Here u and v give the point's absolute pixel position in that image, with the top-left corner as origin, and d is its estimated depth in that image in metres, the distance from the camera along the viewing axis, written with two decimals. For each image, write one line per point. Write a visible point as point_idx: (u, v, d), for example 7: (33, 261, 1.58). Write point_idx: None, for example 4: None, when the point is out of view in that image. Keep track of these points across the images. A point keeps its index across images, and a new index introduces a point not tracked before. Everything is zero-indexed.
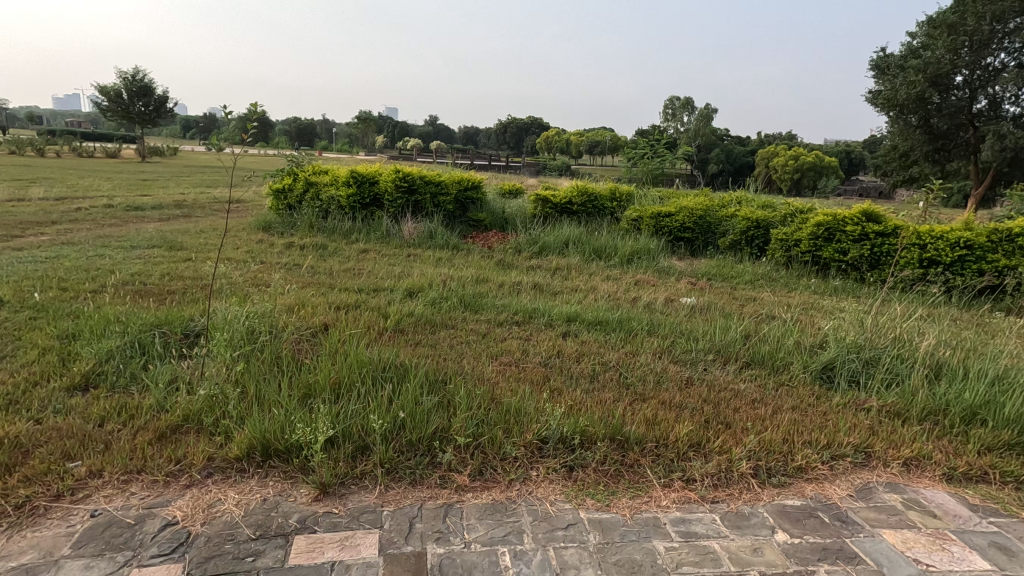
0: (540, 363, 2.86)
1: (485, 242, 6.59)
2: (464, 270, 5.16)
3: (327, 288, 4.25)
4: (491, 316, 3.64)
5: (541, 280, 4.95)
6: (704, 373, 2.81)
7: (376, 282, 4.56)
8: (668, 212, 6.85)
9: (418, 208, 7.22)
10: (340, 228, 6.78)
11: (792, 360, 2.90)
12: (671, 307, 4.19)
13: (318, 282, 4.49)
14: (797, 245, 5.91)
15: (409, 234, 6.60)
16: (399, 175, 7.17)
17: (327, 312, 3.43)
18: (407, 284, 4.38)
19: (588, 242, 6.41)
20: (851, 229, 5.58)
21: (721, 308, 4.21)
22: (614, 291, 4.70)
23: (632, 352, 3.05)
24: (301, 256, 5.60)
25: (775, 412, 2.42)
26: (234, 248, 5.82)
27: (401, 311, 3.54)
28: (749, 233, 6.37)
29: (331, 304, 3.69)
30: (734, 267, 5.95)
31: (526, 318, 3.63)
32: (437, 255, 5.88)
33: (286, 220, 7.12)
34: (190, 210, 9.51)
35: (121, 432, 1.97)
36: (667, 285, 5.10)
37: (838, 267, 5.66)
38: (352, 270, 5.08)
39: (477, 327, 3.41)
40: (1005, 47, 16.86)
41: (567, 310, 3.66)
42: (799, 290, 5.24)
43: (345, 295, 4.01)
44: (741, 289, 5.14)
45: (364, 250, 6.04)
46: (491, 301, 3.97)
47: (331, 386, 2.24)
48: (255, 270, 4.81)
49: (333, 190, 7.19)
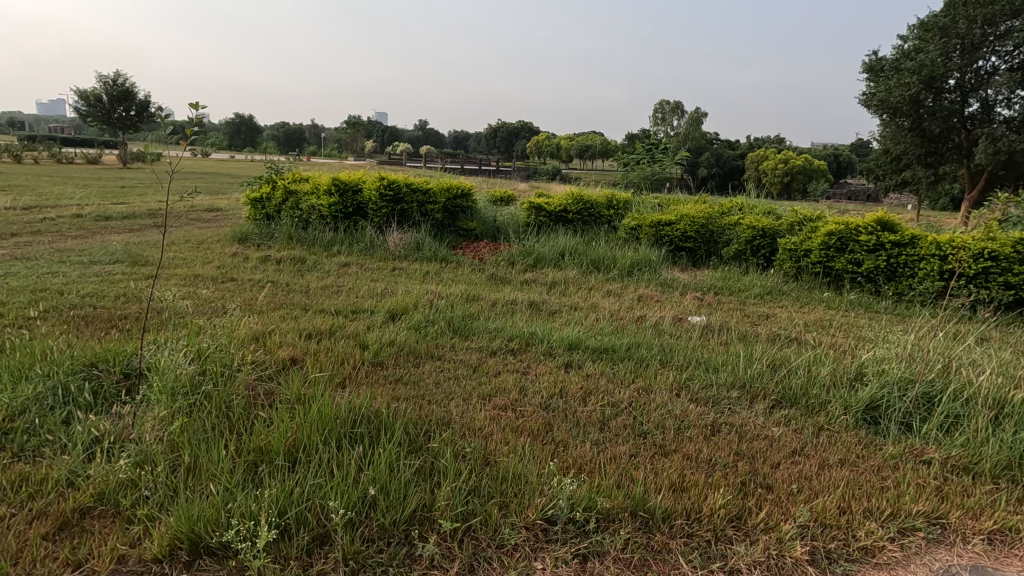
0: (541, 405, 2.46)
1: (476, 253, 6.20)
2: (453, 287, 4.76)
3: (301, 311, 3.83)
4: (483, 343, 3.24)
5: (537, 297, 4.56)
6: (731, 416, 2.43)
7: (356, 303, 4.15)
8: (669, 220, 6.51)
9: (405, 217, 6.81)
10: (321, 239, 6.35)
11: (829, 397, 2.53)
12: (681, 329, 3.81)
13: (291, 303, 4.07)
14: (807, 255, 5.57)
15: (395, 246, 6.19)
16: (384, 182, 6.76)
17: (296, 342, 3.01)
18: (390, 305, 3.97)
19: (585, 253, 6.04)
20: (865, 238, 5.25)
21: (736, 329, 3.84)
22: (616, 309, 4.32)
23: (646, 389, 2.66)
24: (276, 272, 5.17)
25: (822, 468, 2.03)
26: (204, 264, 5.38)
27: (381, 340, 3.14)
28: (755, 242, 6.03)
29: (302, 331, 3.27)
30: (741, 279, 5.60)
31: (522, 346, 3.24)
32: (424, 269, 5.47)
33: (263, 231, 6.69)
34: (164, 220, 9.03)
35: (12, 520, 1.54)
36: (672, 301, 4.73)
37: (851, 279, 5.32)
38: (331, 288, 4.66)
39: (467, 358, 3.01)
40: (996, 50, 16.70)
41: (568, 335, 3.27)
42: (813, 306, 4.90)
43: (320, 320, 3.59)
44: (752, 306, 4.78)
45: (345, 265, 5.61)
46: (483, 325, 3.57)
47: (288, 450, 1.82)
48: (224, 289, 4.39)
49: (313, 198, 6.76)
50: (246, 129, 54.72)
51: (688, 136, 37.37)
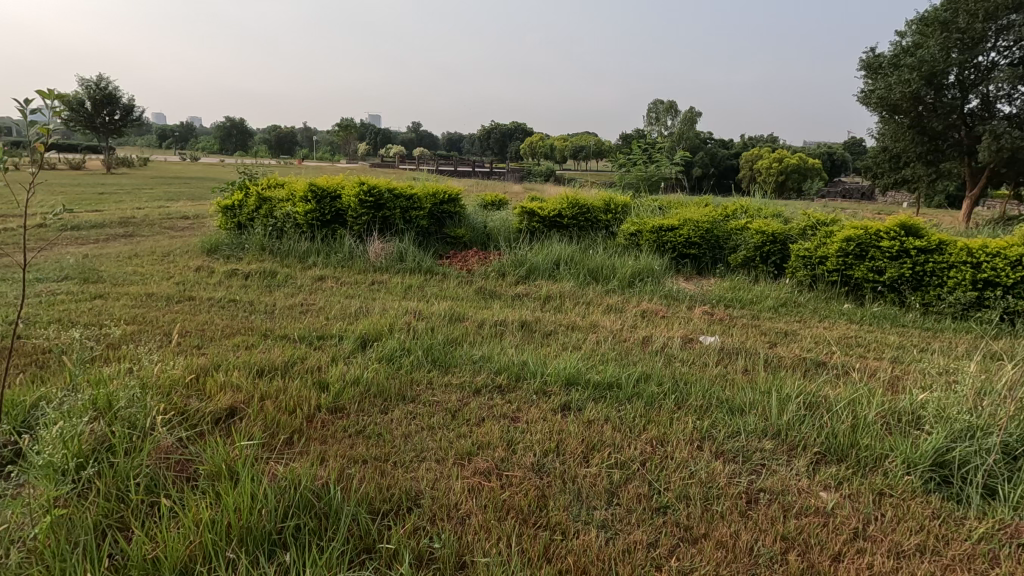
0: (533, 467, 2.00)
1: (464, 264, 5.72)
2: (436, 305, 4.29)
3: (259, 340, 3.36)
4: (466, 378, 2.78)
5: (530, 315, 4.09)
6: (767, 478, 1.97)
7: (325, 326, 3.67)
8: (672, 225, 6.05)
9: (387, 225, 6.33)
10: (296, 250, 5.86)
11: (887, 451, 2.07)
12: (693, 354, 3.35)
13: (251, 329, 3.59)
14: (822, 263, 5.14)
15: (376, 257, 5.71)
16: (364, 187, 6.26)
17: (241, 382, 2.54)
18: (362, 328, 3.50)
19: (582, 263, 5.57)
20: (887, 244, 4.82)
21: (754, 354, 3.39)
22: (618, 329, 3.85)
23: (660, 440, 2.20)
24: (242, 289, 4.68)
25: (896, 561, 1.58)
26: (163, 279, 4.90)
27: (344, 379, 2.66)
28: (765, 248, 5.58)
29: (254, 366, 2.80)
30: (751, 289, 5.16)
31: (512, 381, 2.77)
32: (406, 283, 5.00)
33: (234, 241, 6.20)
34: (135, 229, 8.53)
35: None
36: (680, 318, 4.27)
37: (872, 288, 4.89)
38: (299, 308, 4.18)
39: (446, 400, 2.54)
40: (997, 45, 16.31)
41: (566, 367, 2.80)
42: (832, 320, 4.46)
43: (279, 351, 3.12)
44: (765, 321, 4.34)
45: (320, 279, 5.13)
46: (466, 354, 3.10)
47: (187, 563, 1.35)
48: (176, 312, 3.90)
49: (288, 206, 6.27)
50: (237, 133, 54.16)
51: (682, 136, 37.00)
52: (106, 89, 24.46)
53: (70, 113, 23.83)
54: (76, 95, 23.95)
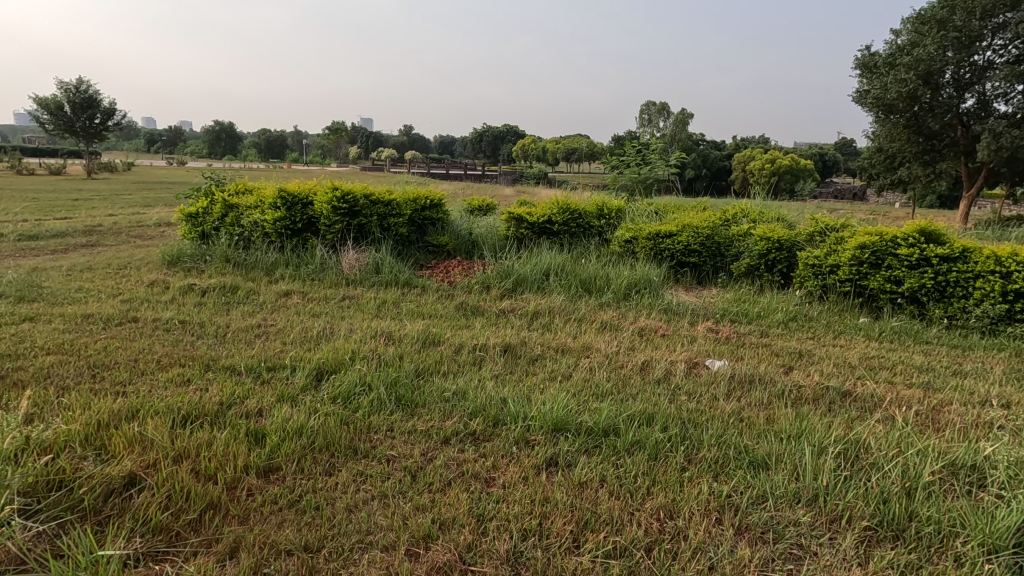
0: (508, 558, 1.56)
1: (445, 275, 5.27)
2: (410, 325, 3.83)
3: (198, 372, 2.89)
4: (435, 424, 2.33)
5: (515, 336, 3.65)
6: (808, 567, 1.54)
7: (279, 353, 3.20)
8: (669, 231, 5.63)
9: (363, 233, 5.87)
10: (262, 262, 5.40)
11: (957, 528, 1.65)
12: (700, 384, 2.92)
13: (193, 358, 3.12)
14: (834, 272, 4.74)
15: (350, 269, 5.25)
16: (338, 193, 5.79)
17: (158, 434, 2.09)
18: (320, 357, 3.04)
19: (573, 273, 5.15)
20: (906, 251, 4.42)
21: (770, 383, 2.96)
22: (614, 352, 3.42)
23: (668, 511, 1.77)
24: (195, 307, 4.21)
25: None
26: (110, 297, 4.42)
27: (285, 428, 2.21)
28: (770, 256, 5.18)
29: (180, 408, 2.34)
30: (757, 302, 4.75)
31: (489, 426, 2.33)
32: (380, 299, 4.55)
33: (197, 251, 5.72)
34: (98, 237, 8.02)
35: None
36: (682, 336, 3.84)
37: (889, 300, 4.48)
38: (257, 330, 3.72)
39: (408, 454, 2.09)
40: (993, 44, 16.02)
41: (554, 408, 2.36)
42: (849, 337, 4.05)
43: (218, 388, 2.65)
44: (776, 339, 3.92)
45: (286, 295, 4.67)
46: (438, 390, 2.65)
47: None
48: (112, 338, 3.42)
49: (256, 213, 5.80)
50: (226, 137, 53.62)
51: (675, 137, 36.72)
52: (85, 93, 23.82)
53: (50, 118, 23.32)
54: (54, 98, 23.33)
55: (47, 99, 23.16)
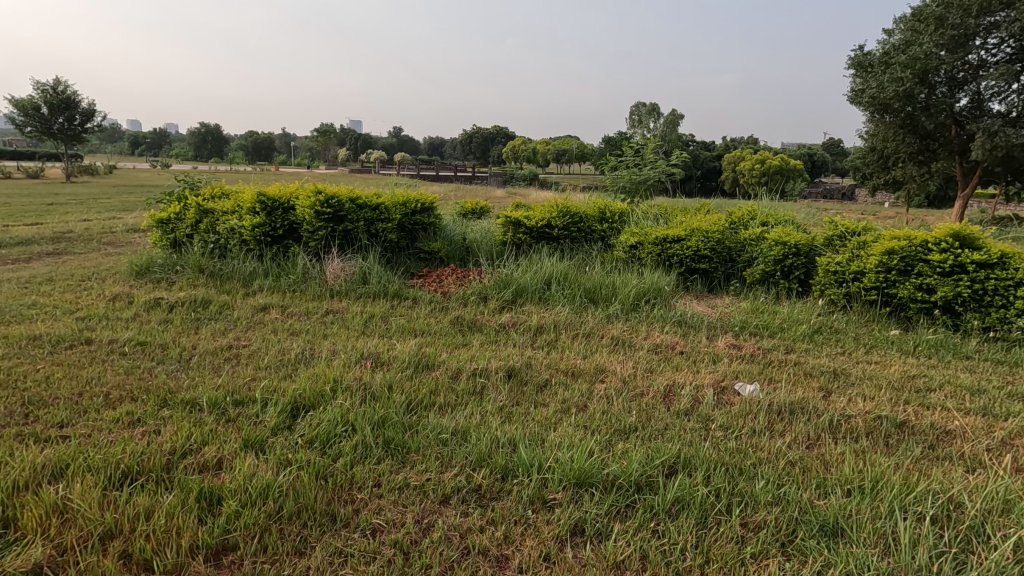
0: None
1: (438, 285, 4.86)
2: (401, 345, 3.42)
3: (151, 408, 2.47)
4: (432, 478, 1.93)
5: (519, 357, 3.26)
6: None
7: (250, 383, 2.78)
8: (678, 236, 5.26)
9: (349, 239, 5.44)
10: (239, 272, 4.96)
11: None
12: (736, 416, 2.54)
13: (148, 390, 2.69)
14: (857, 279, 4.41)
15: (334, 279, 4.83)
16: (322, 196, 5.36)
17: (83, 502, 1.67)
18: (296, 388, 2.62)
19: (577, 282, 4.77)
20: (939, 257, 4.08)
21: (814, 412, 2.59)
22: (631, 375, 3.04)
23: None
24: (160, 325, 3.77)
25: None
26: (64, 314, 3.97)
27: (248, 487, 1.80)
28: (787, 262, 4.84)
29: (118, 461, 1.92)
30: (777, 312, 4.39)
31: (497, 479, 1.93)
32: (367, 313, 4.13)
33: (167, 260, 5.26)
34: (66, 245, 7.52)
35: None
36: (702, 355, 3.46)
37: (920, 310, 4.14)
38: (226, 353, 3.28)
39: (399, 523, 1.70)
40: (988, 42, 15.89)
41: (575, 457, 1.97)
42: (882, 352, 3.70)
43: (173, 432, 2.24)
44: (805, 356, 3.57)
45: (263, 310, 4.24)
46: (435, 431, 2.25)
47: None
48: (57, 366, 2.98)
49: (233, 219, 5.36)
50: (212, 139, 52.77)
51: (666, 137, 36.56)
52: (63, 93, 23.16)
53: (26, 118, 22.63)
54: (30, 99, 22.61)
55: (23, 100, 22.46)
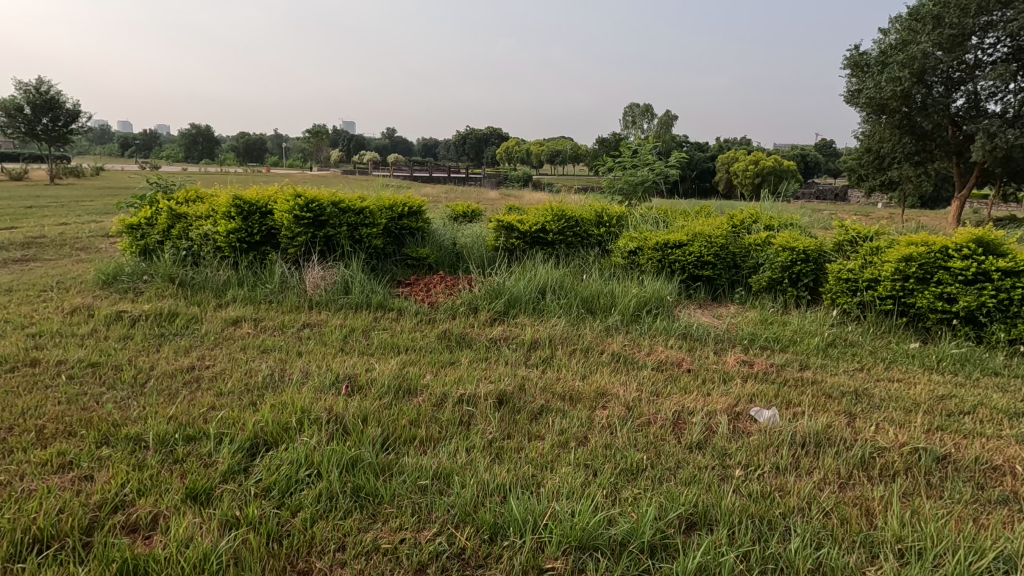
0: None
1: (426, 294, 4.55)
2: (381, 364, 3.11)
3: (88, 447, 2.15)
4: (407, 539, 1.63)
5: (511, 377, 2.96)
6: None
7: (207, 413, 2.46)
8: (679, 241, 4.97)
9: (331, 246, 5.12)
10: (212, 282, 4.64)
11: None
12: (756, 450, 2.26)
13: (89, 423, 2.37)
14: (872, 287, 4.14)
15: (314, 289, 4.51)
16: (301, 200, 5.04)
17: None
18: (258, 420, 2.31)
19: (574, 291, 4.47)
20: (961, 264, 3.81)
21: (842, 445, 2.31)
22: (636, 399, 2.74)
23: None
24: (118, 343, 3.44)
25: None
26: (14, 331, 3.63)
27: (184, 557, 1.49)
28: (796, 268, 4.56)
29: (28, 524, 1.61)
30: (787, 323, 4.11)
31: (485, 540, 1.64)
32: (347, 327, 3.81)
33: (135, 268, 4.92)
34: (37, 250, 7.15)
35: None
36: (711, 373, 3.18)
37: (939, 320, 3.88)
38: (187, 375, 2.96)
39: None
40: (985, 41, 15.70)
41: (576, 513, 1.67)
42: (903, 368, 3.43)
43: (106, 478, 1.92)
44: (822, 374, 3.29)
45: (235, 323, 3.91)
46: (413, 475, 1.95)
47: None
48: None
49: (206, 224, 5.02)
50: (202, 140, 52.19)
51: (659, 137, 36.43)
52: (46, 94, 22.66)
53: (7, 120, 22.12)
54: (11, 99, 22.10)
55: (5, 101, 21.95)
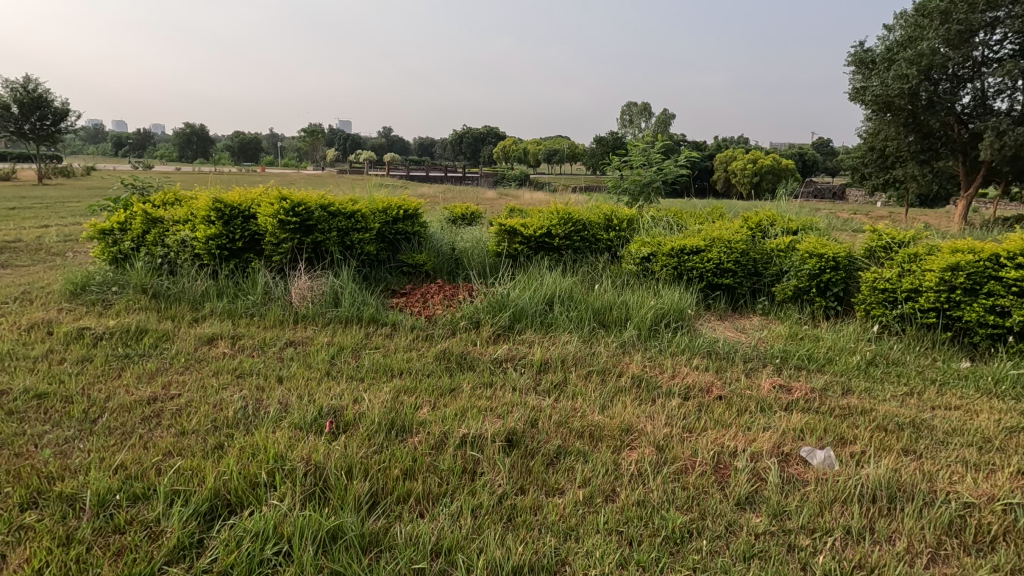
0: None
1: (423, 306, 4.17)
2: (372, 392, 2.72)
3: (9, 512, 1.75)
4: None
5: (520, 409, 2.57)
6: None
7: (163, 462, 2.07)
8: (697, 247, 4.60)
9: (320, 252, 4.73)
10: (189, 293, 4.25)
11: None
12: (821, 509, 1.88)
13: (18, 476, 1.96)
14: (914, 298, 3.76)
15: (299, 300, 4.12)
16: (286, 203, 4.63)
17: None
18: (221, 473, 1.92)
19: (584, 302, 4.09)
20: (1015, 274, 3.43)
21: (922, 502, 1.93)
22: (667, 437, 2.36)
23: None
24: (74, 367, 3.04)
25: None
26: None
27: None
28: (825, 277, 4.18)
29: None
30: (820, 338, 3.74)
31: None
32: (335, 345, 3.42)
33: (106, 277, 4.51)
34: (8, 256, 6.70)
35: None
36: (747, 401, 2.80)
37: (990, 335, 3.51)
38: (147, 408, 2.56)
39: None
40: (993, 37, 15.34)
41: None
42: (958, 391, 3.07)
43: (19, 562, 1.52)
44: (870, 400, 2.92)
45: (210, 342, 3.51)
46: (407, 552, 1.56)
47: None
48: None
49: (184, 229, 4.62)
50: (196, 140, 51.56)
51: None
52: (32, 92, 22.09)
53: None
54: None
55: None
